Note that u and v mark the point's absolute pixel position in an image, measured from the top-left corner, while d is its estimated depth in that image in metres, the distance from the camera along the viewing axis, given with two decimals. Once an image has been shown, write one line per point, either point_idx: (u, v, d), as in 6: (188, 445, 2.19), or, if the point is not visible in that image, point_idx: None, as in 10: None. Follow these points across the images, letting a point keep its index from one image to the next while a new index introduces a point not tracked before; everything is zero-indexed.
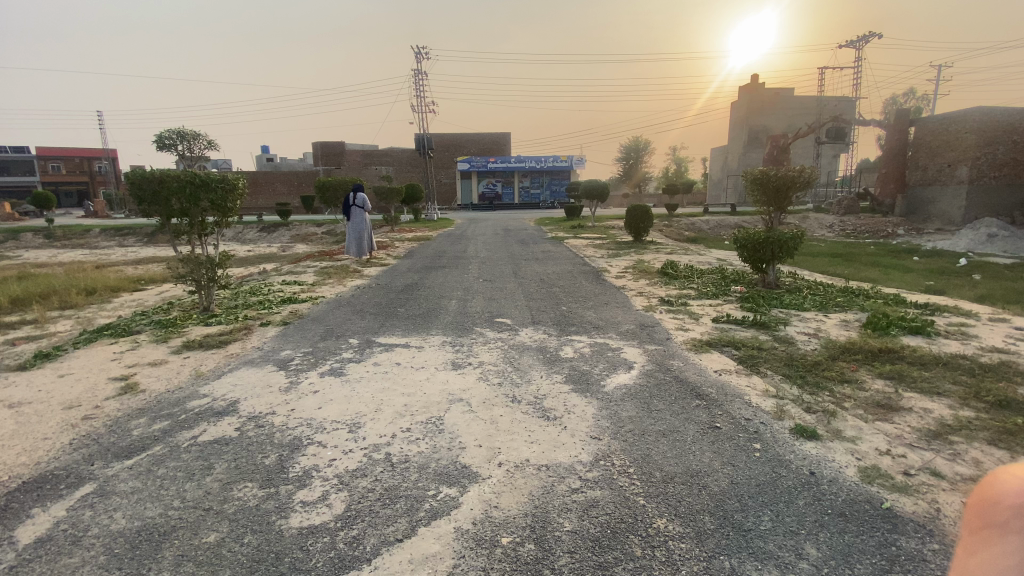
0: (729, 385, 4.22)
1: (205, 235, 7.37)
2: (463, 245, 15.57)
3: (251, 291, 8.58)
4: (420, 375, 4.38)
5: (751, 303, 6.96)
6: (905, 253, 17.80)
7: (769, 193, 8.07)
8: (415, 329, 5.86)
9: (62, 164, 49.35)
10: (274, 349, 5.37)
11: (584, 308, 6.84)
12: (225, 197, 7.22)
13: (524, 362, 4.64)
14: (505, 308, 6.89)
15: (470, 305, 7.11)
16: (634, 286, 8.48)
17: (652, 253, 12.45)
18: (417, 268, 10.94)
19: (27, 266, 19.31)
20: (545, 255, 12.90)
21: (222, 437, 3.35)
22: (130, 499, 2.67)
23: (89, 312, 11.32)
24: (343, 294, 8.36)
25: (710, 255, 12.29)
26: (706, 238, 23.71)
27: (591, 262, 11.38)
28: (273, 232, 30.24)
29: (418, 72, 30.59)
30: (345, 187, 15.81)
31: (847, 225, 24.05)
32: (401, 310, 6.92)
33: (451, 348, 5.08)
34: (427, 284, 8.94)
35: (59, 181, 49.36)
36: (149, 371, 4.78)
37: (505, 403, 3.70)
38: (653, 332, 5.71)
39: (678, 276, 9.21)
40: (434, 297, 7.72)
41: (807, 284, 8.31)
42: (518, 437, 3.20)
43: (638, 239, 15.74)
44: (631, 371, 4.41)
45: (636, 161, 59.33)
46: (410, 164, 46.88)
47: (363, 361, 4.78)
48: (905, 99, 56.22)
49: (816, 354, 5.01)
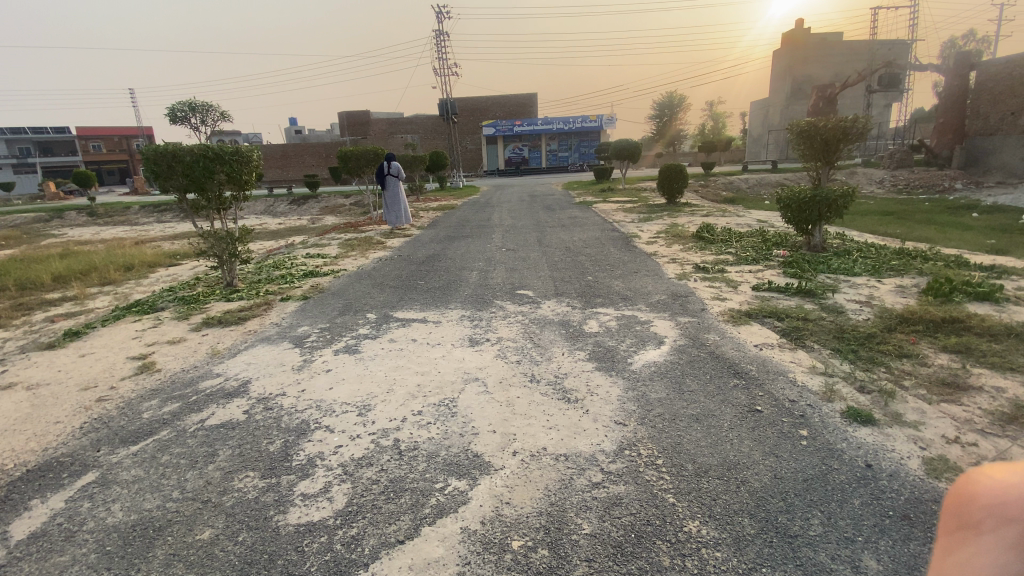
0: (771, 361, 3.85)
1: (224, 210, 7.31)
2: (489, 213, 15.24)
3: (275, 265, 8.54)
4: (435, 352, 4.17)
5: (794, 269, 6.44)
6: (963, 209, 16.51)
7: (817, 146, 7.38)
8: (434, 302, 5.65)
9: (103, 144, 50.99)
10: (291, 325, 5.26)
11: (612, 277, 6.47)
12: (239, 170, 7.05)
13: (545, 338, 4.36)
14: (528, 278, 6.61)
15: (492, 276, 6.85)
16: (666, 253, 8.04)
17: (687, 216, 11.82)
18: (441, 238, 10.73)
19: (74, 244, 20.11)
20: (573, 221, 12.47)
21: (229, 421, 3.23)
22: (129, 490, 2.61)
23: (126, 287, 11.63)
24: (365, 266, 8.21)
25: (749, 216, 11.58)
26: (744, 199, 22.58)
27: (620, 227, 10.91)
28: (302, 204, 30.53)
29: (440, 34, 29.65)
30: (367, 157, 15.48)
31: (899, 180, 22.48)
32: (421, 282, 6.72)
33: (469, 323, 4.84)
34: (449, 255, 8.70)
35: (100, 160, 51.04)
36: (167, 350, 4.76)
37: (523, 384, 3.46)
38: (687, 302, 5.32)
39: (715, 240, 8.66)
40: (456, 268, 7.49)
41: (857, 246, 7.66)
42: (536, 422, 2.95)
43: (672, 201, 15.03)
44: (661, 347, 4.07)
45: (669, 118, 56.83)
46: (436, 131, 46.22)
47: (378, 337, 4.59)
48: (969, 40, 51.30)
49: (868, 324, 4.54)
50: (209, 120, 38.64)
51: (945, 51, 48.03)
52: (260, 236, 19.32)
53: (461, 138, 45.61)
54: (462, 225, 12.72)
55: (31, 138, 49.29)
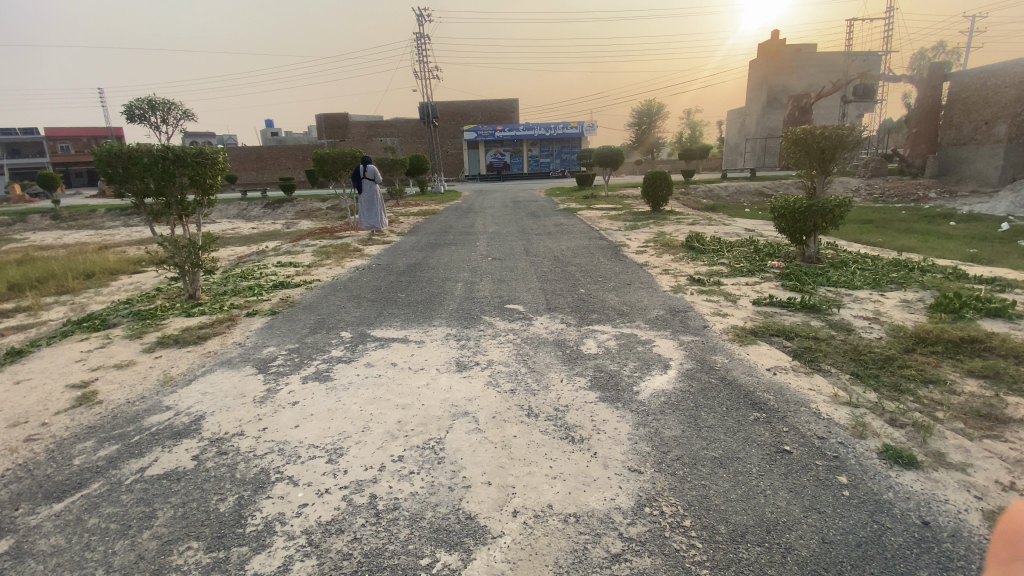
0: (788, 388, 3.50)
1: (187, 217, 6.71)
2: (471, 219, 14.82)
3: (243, 275, 7.96)
4: (418, 379, 3.71)
5: (794, 282, 6.18)
6: (940, 217, 16.70)
7: (813, 154, 7.16)
8: (416, 319, 5.19)
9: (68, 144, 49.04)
10: (256, 346, 4.74)
11: (605, 290, 6.10)
12: (203, 173, 6.48)
13: (539, 361, 3.94)
14: (517, 291, 6.19)
15: (477, 289, 6.41)
16: (659, 263, 7.73)
17: (674, 224, 11.58)
18: (422, 246, 10.27)
19: (32, 248, 19.03)
20: (558, 228, 12.13)
21: (173, 470, 2.73)
22: (42, 569, 2.11)
23: (84, 296, 10.86)
24: (341, 277, 7.70)
25: (737, 225, 11.41)
26: (726, 206, 22.63)
27: (608, 235, 10.60)
28: (278, 208, 29.62)
29: (421, 36, 29.22)
30: (344, 159, 14.91)
31: (875, 189, 22.78)
32: (402, 295, 6.25)
33: (455, 344, 4.40)
34: (431, 264, 8.24)
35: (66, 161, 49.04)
36: (113, 376, 4.21)
37: (519, 419, 3.04)
38: (687, 319, 4.98)
39: (706, 250, 8.39)
40: (438, 279, 7.04)
41: (853, 257, 7.46)
42: (537, 470, 2.53)
43: (658, 208, 14.82)
44: (668, 372, 3.69)
45: (649, 126, 57.25)
46: (417, 135, 45.61)
47: (354, 361, 4.11)
48: (936, 53, 52.81)
49: (883, 344, 4.25)
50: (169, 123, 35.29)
51: (912, 64, 49.56)
52: (232, 242, 18.55)
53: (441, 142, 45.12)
54: (444, 232, 12.27)
55: None
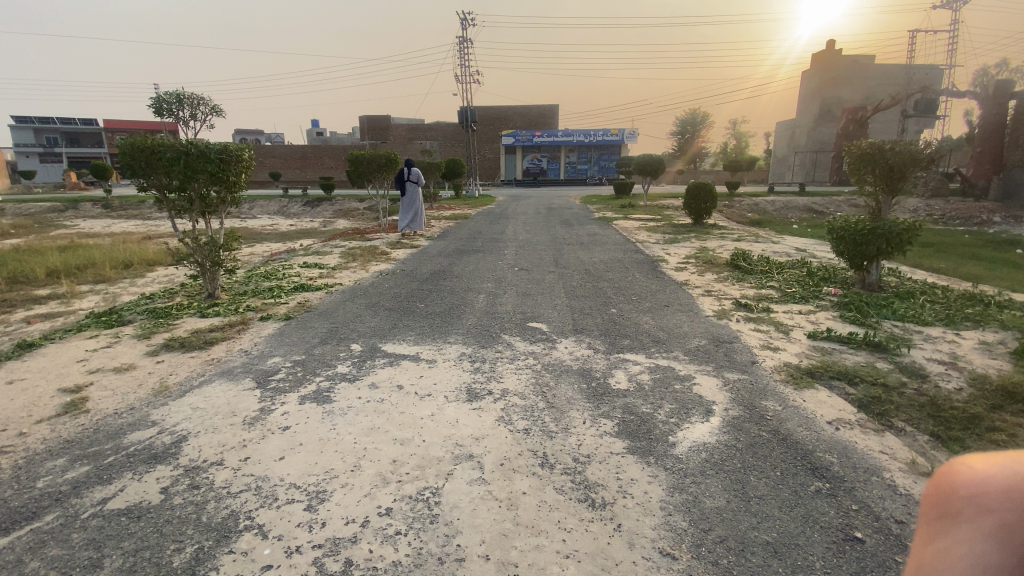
0: (854, 449, 2.94)
1: (210, 213, 6.59)
2: (503, 225, 14.47)
3: (265, 275, 7.81)
4: (424, 407, 3.32)
5: (853, 313, 5.52)
6: (1011, 244, 15.31)
7: (880, 172, 6.47)
8: (431, 334, 4.81)
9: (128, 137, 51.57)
10: (261, 355, 4.47)
11: (639, 312, 5.59)
12: (226, 170, 6.32)
13: (560, 394, 3.50)
14: (542, 307, 5.76)
15: (500, 302, 6.01)
16: (699, 283, 7.15)
17: (716, 240, 10.91)
18: (449, 252, 9.96)
19: (83, 237, 19.81)
20: (592, 238, 11.65)
21: (136, 507, 2.43)
22: None
23: (119, 287, 11.05)
24: (362, 281, 7.44)
25: (786, 243, 10.65)
26: (771, 222, 21.55)
27: (645, 249, 10.04)
28: (316, 206, 30.12)
29: (463, 40, 29.21)
30: (379, 161, 14.78)
31: (935, 209, 21.24)
32: (420, 305, 5.91)
33: (468, 367, 4.00)
34: (456, 272, 7.90)
35: None
36: (109, 382, 4.00)
37: (531, 470, 2.62)
38: (731, 353, 4.43)
39: (753, 270, 7.74)
40: (461, 289, 6.68)
41: (921, 287, 6.69)
42: (547, 544, 2.11)
43: (699, 221, 14.09)
44: (709, 419, 3.19)
45: (692, 135, 55.79)
46: (455, 138, 45.76)
47: (357, 380, 3.77)
48: (1005, 65, 49.45)
49: (967, 396, 3.61)
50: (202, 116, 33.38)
51: (978, 78, 46.53)
52: (268, 239, 18.80)
53: (479, 147, 45.18)
54: (473, 237, 11.96)
55: (60, 129, 50.12)
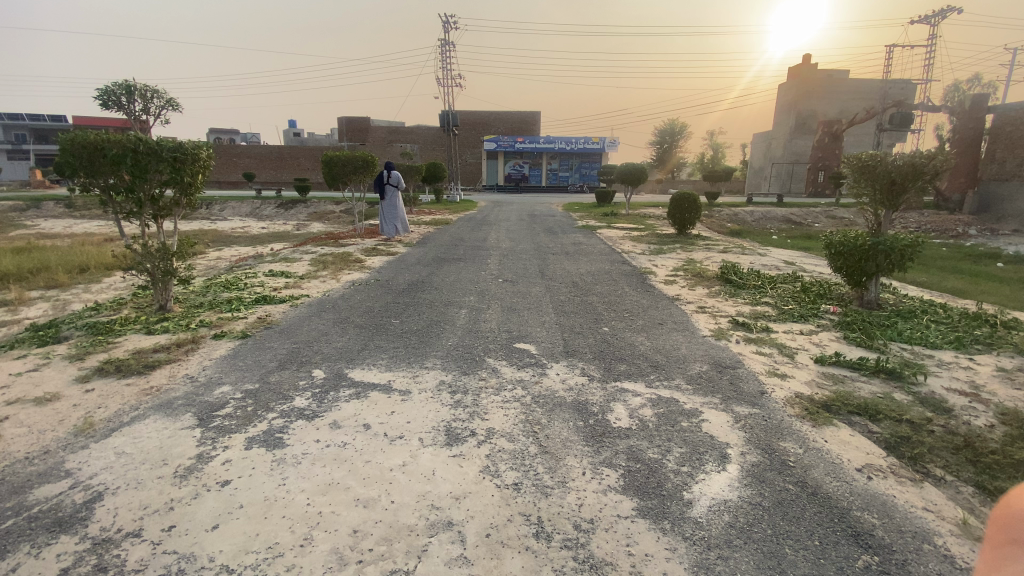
0: (895, 506, 2.55)
1: (163, 216, 5.94)
2: (484, 232, 14.02)
3: (226, 284, 7.17)
4: (394, 454, 2.81)
5: (859, 335, 5.20)
6: (987, 257, 15.50)
7: (881, 185, 6.21)
8: (405, 357, 4.30)
9: None
10: (209, 384, 3.89)
11: (633, 331, 5.16)
12: (181, 170, 5.69)
13: (554, 435, 3.03)
14: (529, 325, 5.29)
15: (483, 319, 5.53)
16: (693, 298, 6.78)
17: (704, 251, 10.63)
18: (428, 260, 9.44)
19: (40, 237, 18.66)
20: (577, 248, 11.26)
21: None
22: None
23: (71, 293, 10.23)
24: (333, 292, 6.86)
25: (774, 256, 10.43)
26: (752, 232, 21.58)
27: (632, 259, 9.69)
28: (291, 208, 29.18)
29: (445, 43, 28.74)
30: (355, 164, 14.16)
31: (910, 222, 21.58)
32: (394, 322, 5.38)
33: (448, 400, 3.50)
34: (435, 283, 7.40)
35: None
36: (22, 417, 3.37)
37: (524, 544, 2.14)
38: (737, 381, 4.02)
39: (746, 285, 7.42)
40: (441, 303, 6.17)
41: (921, 305, 6.44)
42: None
43: (683, 232, 13.87)
44: (727, 469, 2.76)
45: (672, 145, 56.39)
46: (436, 142, 45.19)
47: (317, 419, 3.23)
48: (971, 84, 51.27)
49: (1000, 436, 3.27)
50: (160, 112, 30.63)
51: (946, 95, 48.09)
52: (239, 242, 17.96)
53: (461, 151, 44.70)
54: (453, 245, 11.46)
55: (23, 124, 48.03)
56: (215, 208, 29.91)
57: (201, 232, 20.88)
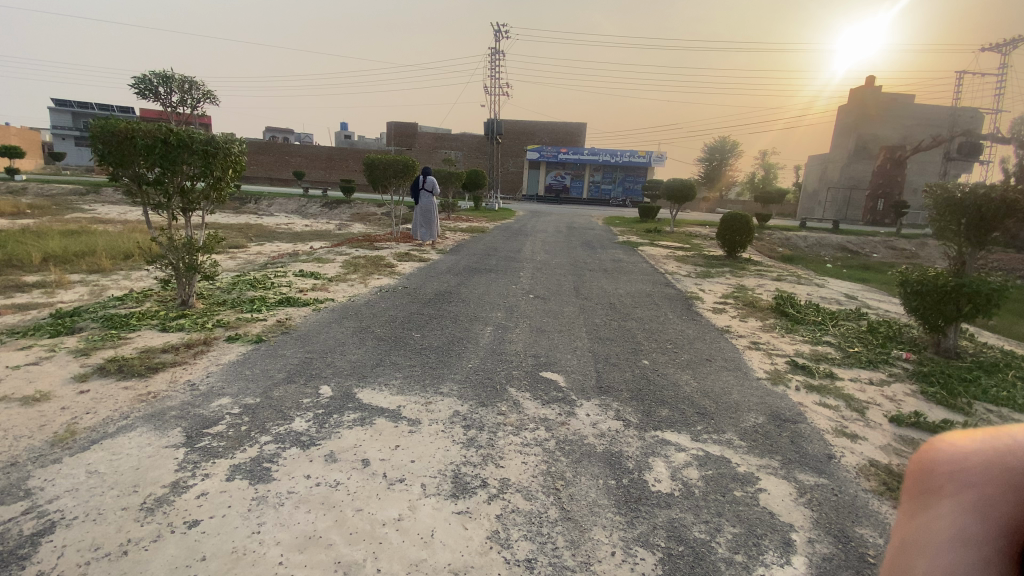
0: None
1: (191, 210, 5.83)
2: (521, 243, 13.64)
3: (252, 282, 7.01)
4: (389, 504, 2.41)
5: (941, 389, 4.48)
6: None
7: (969, 218, 5.44)
8: (419, 379, 3.91)
9: None
10: (208, 393, 3.61)
11: (675, 367, 4.62)
12: (211, 164, 5.57)
13: (579, 496, 2.56)
14: (559, 350, 4.83)
15: (510, 339, 5.10)
16: (741, 331, 6.17)
17: (755, 278, 9.88)
18: (461, 269, 9.11)
19: (96, 222, 19.50)
20: (617, 265, 10.72)
21: None
22: None
23: (112, 280, 10.42)
24: (358, 298, 6.59)
25: (833, 287, 9.57)
26: (804, 258, 20.36)
27: (675, 282, 9.08)
28: (334, 207, 29.73)
29: (494, 52, 28.75)
30: (396, 168, 14.08)
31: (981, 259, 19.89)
32: (415, 336, 5.01)
33: (460, 437, 3.08)
34: (464, 294, 7.04)
35: None
36: (9, 417, 3.17)
37: None
38: (799, 441, 3.43)
39: (804, 320, 6.72)
40: (467, 317, 5.79)
41: (1013, 358, 5.58)
42: None
43: (732, 255, 13.08)
44: (788, 564, 2.22)
45: (720, 163, 54.81)
46: (480, 150, 45.37)
47: (312, 448, 2.87)
48: None
49: None
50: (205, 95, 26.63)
51: None
52: (280, 239, 18.25)
53: (504, 160, 44.74)
54: (487, 254, 11.13)
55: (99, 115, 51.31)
56: (263, 203, 30.78)
57: (247, 226, 21.46)
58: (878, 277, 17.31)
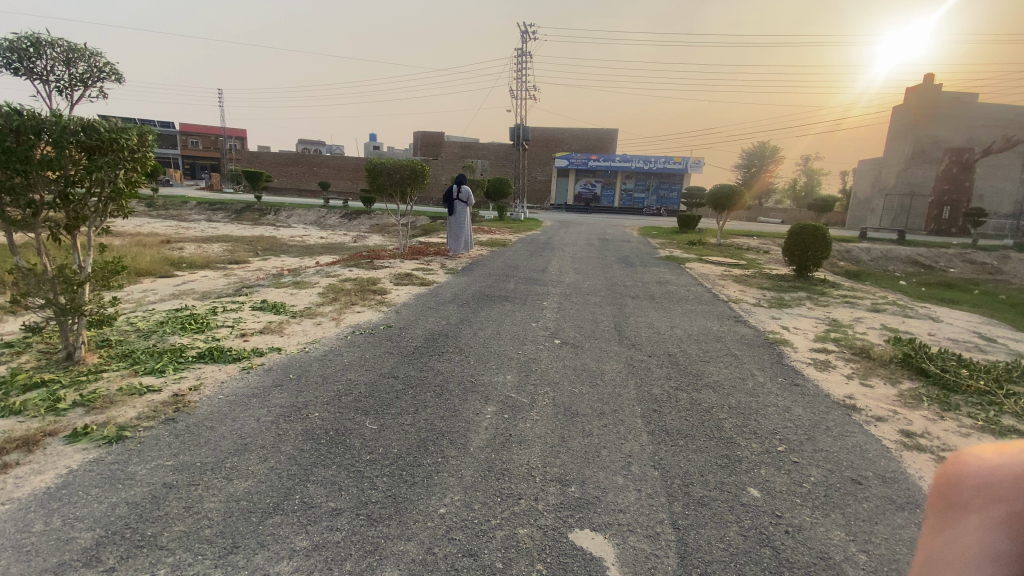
0: None
1: (74, 229, 4.13)
2: (546, 260, 11.76)
3: (185, 322, 5.30)
4: None
5: None
6: None
7: None
8: (332, 564, 2.01)
9: (201, 141, 55.23)
10: None
11: (812, 509, 2.58)
12: (92, 165, 3.85)
13: None
14: (599, 463, 2.84)
15: (522, 433, 3.16)
16: (873, 406, 4.07)
17: (845, 310, 7.67)
18: (468, 297, 7.25)
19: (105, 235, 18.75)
20: (664, 289, 8.70)
21: None
22: None
23: None
24: (317, 345, 4.78)
25: (953, 324, 7.29)
26: (872, 274, 17.75)
27: (744, 315, 6.99)
28: (353, 218, 28.63)
29: (520, 55, 26.95)
30: (403, 172, 12.40)
31: None
32: (368, 428, 3.13)
33: None
34: (464, 339, 5.18)
35: (196, 156, 55.56)
36: None
37: None
38: None
39: (959, 387, 4.54)
40: (460, 384, 3.89)
41: None
42: None
43: (801, 273, 10.84)
44: None
45: (759, 170, 52.02)
46: (507, 159, 43.92)
47: None
48: None
49: None
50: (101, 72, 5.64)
51: None
52: (289, 253, 16.88)
53: (531, 169, 43.26)
54: (505, 275, 9.29)
55: None
56: (283, 214, 29.95)
57: (258, 239, 20.36)
58: (968, 297, 14.63)
